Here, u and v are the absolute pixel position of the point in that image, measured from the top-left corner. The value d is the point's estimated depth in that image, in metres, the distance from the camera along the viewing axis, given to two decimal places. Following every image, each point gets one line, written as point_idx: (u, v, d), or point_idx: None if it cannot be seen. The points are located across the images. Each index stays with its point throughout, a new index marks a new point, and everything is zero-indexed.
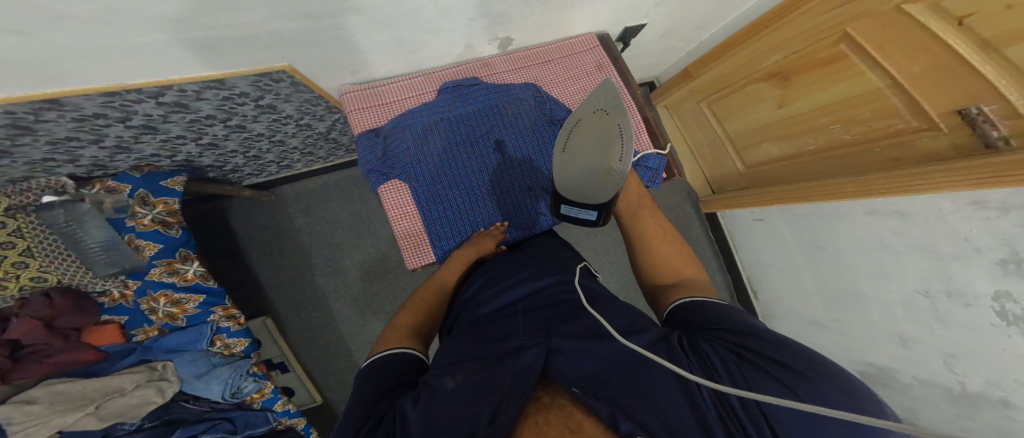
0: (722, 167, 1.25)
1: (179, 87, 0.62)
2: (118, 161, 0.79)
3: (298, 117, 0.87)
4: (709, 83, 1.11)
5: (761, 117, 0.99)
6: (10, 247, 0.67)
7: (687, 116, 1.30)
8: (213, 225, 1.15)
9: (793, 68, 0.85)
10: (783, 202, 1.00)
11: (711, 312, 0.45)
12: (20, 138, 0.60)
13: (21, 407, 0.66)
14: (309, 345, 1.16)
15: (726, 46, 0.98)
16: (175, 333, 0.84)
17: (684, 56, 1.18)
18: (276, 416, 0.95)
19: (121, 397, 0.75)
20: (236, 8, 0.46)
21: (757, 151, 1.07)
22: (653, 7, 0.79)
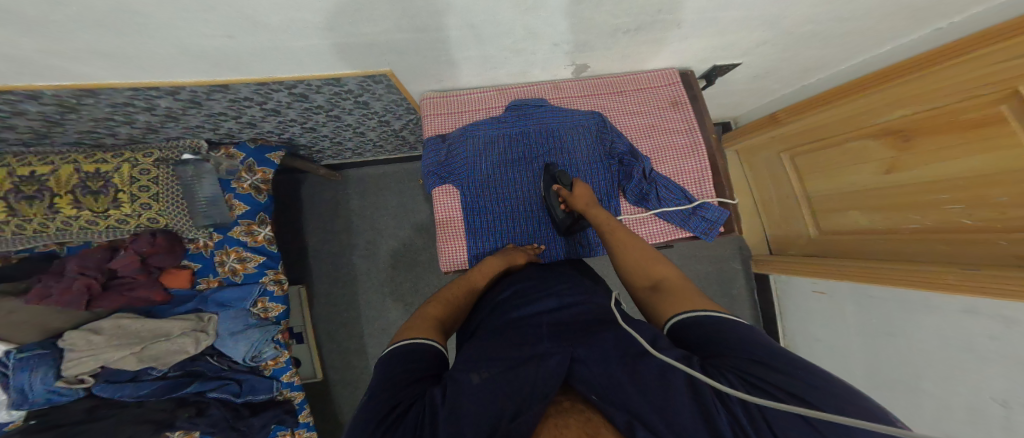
0: (792, 228, 1.13)
1: (308, 82, 0.76)
2: (243, 134, 0.93)
3: (381, 114, 0.94)
4: (797, 133, 1.00)
5: (856, 180, 0.88)
6: (145, 190, 0.82)
7: (759, 165, 1.20)
8: (285, 193, 1.25)
9: (921, 128, 0.73)
10: (864, 280, 0.87)
11: (699, 318, 0.42)
12: (154, 93, 0.71)
13: (88, 336, 0.79)
14: (330, 320, 1.21)
15: (831, 95, 0.88)
16: (231, 287, 0.93)
17: (779, 99, 1.09)
18: (279, 387, 0.97)
19: (164, 342, 0.83)
20: (370, 20, 0.57)
21: (840, 217, 0.96)
22: (753, 48, 0.75)
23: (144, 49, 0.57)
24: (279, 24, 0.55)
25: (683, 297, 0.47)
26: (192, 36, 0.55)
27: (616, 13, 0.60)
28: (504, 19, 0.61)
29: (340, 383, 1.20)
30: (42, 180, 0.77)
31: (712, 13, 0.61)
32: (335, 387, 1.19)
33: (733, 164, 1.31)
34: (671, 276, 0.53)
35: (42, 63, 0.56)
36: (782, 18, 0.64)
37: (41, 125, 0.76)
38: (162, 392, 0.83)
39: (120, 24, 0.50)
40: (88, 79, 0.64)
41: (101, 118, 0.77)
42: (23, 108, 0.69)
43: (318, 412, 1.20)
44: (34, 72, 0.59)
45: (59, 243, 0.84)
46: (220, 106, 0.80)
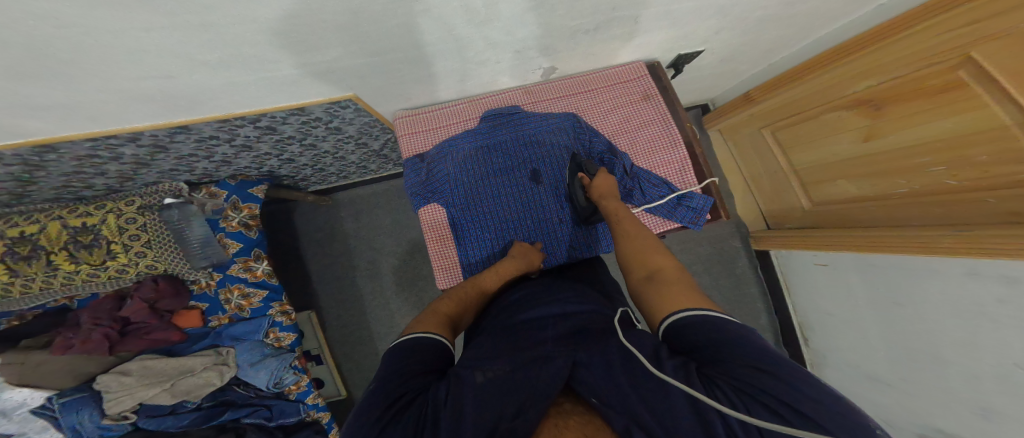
0: (784, 202, 1.17)
1: (270, 114, 0.74)
2: (222, 171, 0.95)
3: (357, 137, 0.93)
4: (772, 109, 1.03)
5: (840, 151, 0.91)
6: (138, 238, 0.86)
7: (744, 143, 1.24)
8: (279, 223, 1.27)
9: (889, 97, 0.75)
10: (858, 248, 0.90)
11: (696, 316, 0.41)
12: (118, 140, 0.70)
13: (120, 378, 0.88)
14: (345, 341, 1.26)
15: (800, 71, 0.91)
16: (240, 322, 0.98)
17: (744, 81, 1.13)
18: (305, 409, 1.04)
19: (189, 377, 0.92)
20: (318, 47, 0.55)
21: (829, 187, 0.99)
22: (714, 35, 0.76)
23: (90, 98, 0.55)
24: (220, 62, 0.53)
25: (678, 288, 0.48)
26: (133, 80, 0.53)
27: (572, 16, 0.61)
28: (461, 35, 0.60)
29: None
30: (34, 240, 0.80)
31: (666, 8, 0.62)
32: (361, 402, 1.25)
33: (717, 142, 1.35)
34: (668, 268, 0.53)
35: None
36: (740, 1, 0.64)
37: (16, 184, 0.75)
38: (200, 421, 0.93)
39: (48, 75, 0.48)
40: (40, 134, 0.62)
41: (73, 173, 0.77)
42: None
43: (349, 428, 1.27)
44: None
45: (69, 296, 0.88)
46: (187, 148, 0.80)
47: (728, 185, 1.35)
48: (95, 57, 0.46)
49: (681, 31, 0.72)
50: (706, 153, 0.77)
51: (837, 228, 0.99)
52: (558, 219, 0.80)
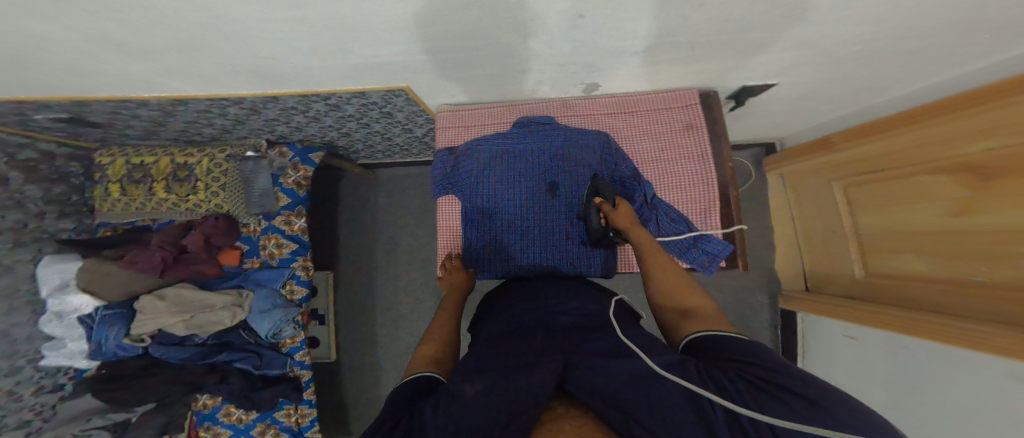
0: (833, 266, 1.02)
1: (336, 95, 0.83)
2: (294, 136, 1.09)
3: (403, 123, 1.01)
4: (853, 160, 0.90)
5: (918, 222, 0.76)
6: (217, 181, 1.06)
7: (807, 194, 1.09)
8: (326, 187, 1.41)
9: (997, 165, 0.60)
10: (904, 330, 0.76)
11: (714, 334, 0.44)
12: (224, 102, 0.85)
13: (155, 301, 1.03)
14: (350, 307, 1.38)
15: (898, 120, 0.76)
16: (268, 269, 1.15)
17: (829, 125, 0.98)
18: (290, 364, 1.18)
19: (208, 313, 1.05)
20: (378, 42, 0.61)
21: (891, 260, 0.84)
22: (791, 69, 0.66)
23: (208, 68, 0.69)
24: (307, 48, 0.63)
25: (707, 319, 0.49)
26: (240, 57, 0.65)
27: (618, 38, 0.58)
28: (509, 44, 0.61)
29: (351, 367, 1.37)
30: (148, 168, 1.06)
31: (731, 36, 0.56)
32: (347, 368, 1.37)
33: (776, 188, 1.22)
34: (701, 303, 0.52)
35: (143, 78, 0.71)
36: (818, 37, 0.55)
37: (148, 124, 0.97)
38: (198, 358, 1.05)
39: (176, 46, 0.60)
40: (176, 91, 0.78)
41: (192, 121, 0.96)
42: (136, 113, 0.89)
43: (325, 389, 1.39)
44: (137, 86, 0.75)
45: (152, 219, 1.13)
46: (272, 113, 0.93)
47: (774, 236, 1.23)
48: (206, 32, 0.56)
49: (739, 62, 0.64)
50: (742, 201, 0.75)
51: (882, 305, 0.85)
52: (566, 235, 0.79)
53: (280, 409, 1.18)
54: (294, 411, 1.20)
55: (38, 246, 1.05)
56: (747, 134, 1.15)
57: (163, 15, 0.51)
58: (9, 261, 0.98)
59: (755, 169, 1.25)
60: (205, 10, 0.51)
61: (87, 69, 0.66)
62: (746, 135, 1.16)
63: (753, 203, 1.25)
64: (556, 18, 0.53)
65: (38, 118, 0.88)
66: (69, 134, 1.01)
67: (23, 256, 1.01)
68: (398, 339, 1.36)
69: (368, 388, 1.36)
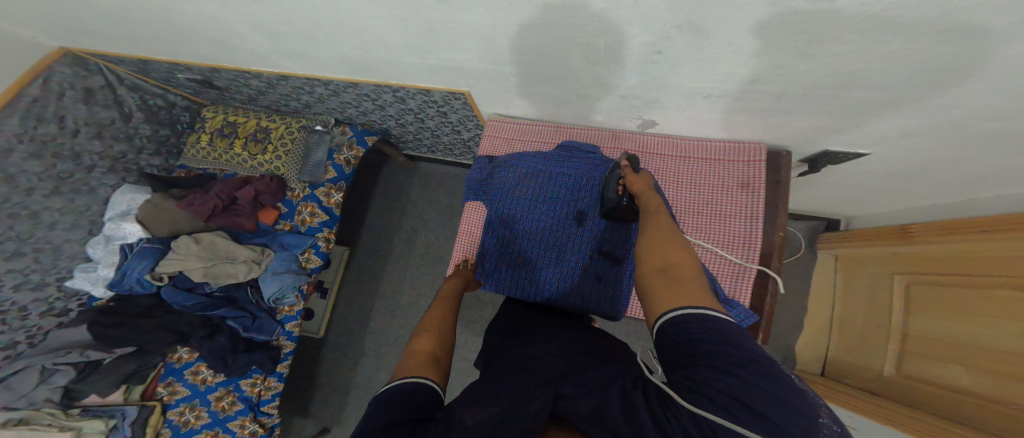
0: (864, 358, 0.88)
1: (405, 90, 0.92)
2: (359, 120, 1.20)
3: (455, 125, 1.08)
4: (931, 257, 0.79)
5: (981, 336, 0.62)
6: (284, 146, 1.18)
7: (858, 285, 0.97)
8: (370, 172, 1.49)
9: None
10: (908, 429, 0.67)
11: (684, 311, 0.36)
12: (316, 81, 0.99)
13: (190, 243, 1.11)
14: (354, 286, 1.41)
15: (992, 223, 0.67)
16: (294, 234, 1.19)
17: (917, 212, 0.88)
18: (279, 332, 1.18)
19: (229, 264, 1.11)
20: (458, 47, 0.68)
21: (932, 367, 0.71)
22: (888, 137, 0.63)
23: (317, 51, 0.83)
24: (399, 46, 0.72)
25: (685, 284, 0.40)
26: (345, 47, 0.78)
27: (692, 78, 0.59)
28: (574, 67, 0.65)
29: (334, 345, 1.37)
30: (236, 127, 1.23)
31: (830, 90, 0.55)
32: (329, 346, 1.37)
33: (825, 271, 1.10)
34: (687, 264, 0.43)
35: (262, 46, 0.86)
36: (928, 105, 0.52)
37: (253, 92, 1.16)
38: (198, 308, 1.10)
39: (301, 26, 0.73)
40: (282, 68, 0.96)
41: (285, 94, 1.13)
42: (249, 82, 1.09)
43: (300, 361, 1.37)
44: (259, 51, 0.89)
45: (221, 169, 1.27)
46: (349, 98, 1.05)
47: (807, 315, 1.10)
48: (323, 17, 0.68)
49: (841, 122, 0.63)
50: (782, 277, 0.67)
51: (904, 407, 0.73)
52: (581, 265, 0.76)
53: (249, 377, 1.15)
54: (260, 381, 1.16)
55: (124, 175, 1.21)
56: (812, 205, 1.08)
57: (306, 4, 0.65)
58: (94, 183, 1.14)
59: (807, 245, 1.16)
60: (332, 4, 0.63)
61: (228, 31, 0.82)
62: (810, 206, 1.09)
63: (796, 280, 1.14)
64: (635, 49, 0.56)
65: (178, 76, 1.13)
66: (192, 91, 1.23)
67: (110, 181, 1.17)
68: (390, 329, 1.35)
69: (342, 374, 1.34)
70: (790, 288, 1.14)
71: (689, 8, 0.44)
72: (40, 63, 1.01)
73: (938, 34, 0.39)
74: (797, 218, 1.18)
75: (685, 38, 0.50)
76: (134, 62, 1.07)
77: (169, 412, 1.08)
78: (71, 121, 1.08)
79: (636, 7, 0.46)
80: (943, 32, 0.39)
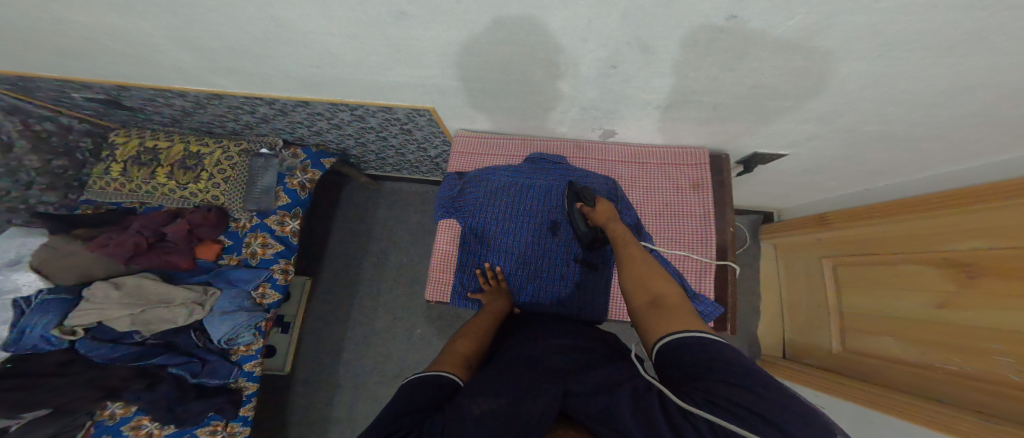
0: (815, 337, 1.00)
1: (363, 107, 0.88)
2: (311, 140, 1.13)
3: (420, 142, 1.05)
4: (845, 240, 0.92)
5: (899, 307, 0.75)
6: (223, 173, 1.08)
7: (797, 270, 1.10)
8: (327, 193, 1.40)
9: (984, 267, 0.60)
10: (869, 405, 0.76)
11: (677, 335, 0.40)
12: (259, 100, 0.91)
13: (109, 290, 0.95)
14: (321, 318, 1.30)
15: (889, 207, 0.81)
16: (243, 268, 1.09)
17: (830, 200, 1.03)
18: (236, 374, 1.06)
19: (163, 309, 0.96)
20: (421, 63, 0.67)
21: (868, 339, 0.83)
22: (802, 141, 0.74)
23: (260, 68, 0.77)
24: (354, 62, 0.70)
25: (674, 312, 0.45)
26: (294, 64, 0.73)
27: (642, 90, 0.64)
28: (536, 81, 0.68)
29: (304, 383, 1.25)
30: (158, 153, 1.09)
31: (755, 101, 0.63)
32: (297, 382, 1.25)
33: (769, 258, 1.24)
34: (671, 295, 0.49)
35: (195, 67, 0.79)
36: (835, 112, 0.62)
37: (178, 113, 1.04)
38: (131, 359, 0.95)
39: (239, 42, 0.68)
40: (217, 87, 0.87)
41: (220, 115, 1.03)
42: (171, 102, 0.97)
43: (264, 406, 1.24)
44: (185, 67, 0.80)
45: (139, 203, 1.12)
46: (300, 117, 0.98)
47: (760, 301, 1.23)
48: (268, 33, 0.64)
49: (759, 129, 0.72)
50: (738, 270, 0.74)
51: (856, 381, 0.83)
52: (562, 274, 0.77)
53: (206, 425, 1.03)
54: (222, 429, 1.05)
55: (11, 217, 1.02)
56: (749, 201, 1.22)
57: (248, 18, 0.60)
58: None
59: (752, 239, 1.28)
60: (278, 19, 0.60)
61: (145, 47, 0.74)
62: (748, 202, 1.23)
63: (747, 269, 1.27)
64: (591, 64, 0.60)
65: (74, 95, 0.98)
66: (94, 113, 1.08)
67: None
68: (366, 358, 1.27)
69: (313, 415, 1.23)
70: (741, 274, 1.27)
71: (635, 25, 0.49)
72: None
73: (837, 49, 0.47)
74: (740, 213, 1.32)
75: (636, 55, 0.55)
76: (13, 79, 0.91)
77: None
78: None
79: (590, 25, 0.50)
80: (841, 49, 0.47)
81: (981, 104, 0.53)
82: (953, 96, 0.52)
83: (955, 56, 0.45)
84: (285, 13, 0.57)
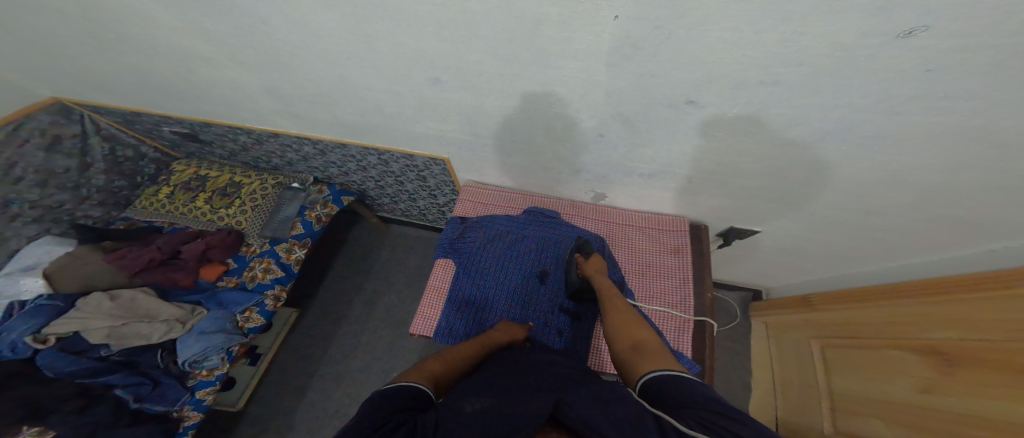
0: (804, 418, 0.86)
1: (388, 153, 1.01)
2: (338, 179, 1.26)
3: (432, 190, 1.16)
4: (834, 320, 0.86)
5: (888, 390, 0.65)
6: (253, 203, 1.19)
7: (786, 349, 1.00)
8: (339, 230, 1.48)
9: (978, 354, 0.53)
10: None
11: (659, 375, 0.41)
12: (305, 141, 1.07)
13: (104, 301, 0.98)
14: (297, 353, 1.25)
15: (878, 291, 0.77)
16: (238, 291, 1.10)
17: (813, 281, 1.00)
18: (185, 401, 0.98)
19: (143, 324, 0.97)
20: (443, 121, 0.80)
21: (857, 424, 0.70)
22: (782, 222, 0.79)
23: (315, 114, 0.92)
24: (390, 113, 0.82)
25: (654, 354, 0.46)
26: (342, 112, 0.88)
27: (629, 158, 0.73)
28: (538, 143, 0.78)
29: (255, 425, 1.13)
30: (205, 180, 1.24)
31: (727, 177, 0.70)
32: (249, 425, 1.13)
33: (759, 336, 1.14)
34: (653, 342, 0.50)
35: (266, 113, 0.97)
36: (801, 193, 0.68)
37: (238, 148, 1.21)
38: (85, 374, 0.89)
39: (304, 93, 0.84)
40: (275, 126, 1.03)
41: (270, 151, 1.19)
42: (237, 138, 1.14)
43: None
44: (261, 111, 0.97)
45: (170, 222, 1.21)
46: (334, 157, 1.12)
47: (751, 379, 1.10)
48: (333, 90, 0.80)
49: (740, 204, 0.78)
50: (717, 331, 0.72)
51: None
52: (543, 325, 0.75)
53: None
54: None
55: (51, 226, 1.12)
56: (739, 276, 1.18)
57: (312, 75, 0.76)
58: (11, 232, 1.05)
59: (742, 315, 1.21)
60: (340, 78, 0.75)
61: (236, 91, 0.90)
62: (737, 276, 1.18)
63: (736, 343, 1.18)
64: (585, 132, 0.69)
65: (163, 129, 1.17)
66: (169, 144, 1.27)
67: (28, 233, 1.07)
68: (329, 404, 1.16)
69: None
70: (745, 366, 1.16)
71: (619, 103, 0.60)
72: (26, 109, 1.09)
73: (799, 132, 0.55)
74: (728, 288, 1.26)
75: (620, 127, 0.65)
76: (123, 113, 1.13)
77: None
78: (21, 167, 1.08)
79: (583, 100, 0.61)
80: (805, 134, 0.55)
81: (937, 195, 0.58)
82: (920, 182, 0.57)
83: (914, 145, 0.51)
84: (343, 75, 0.73)
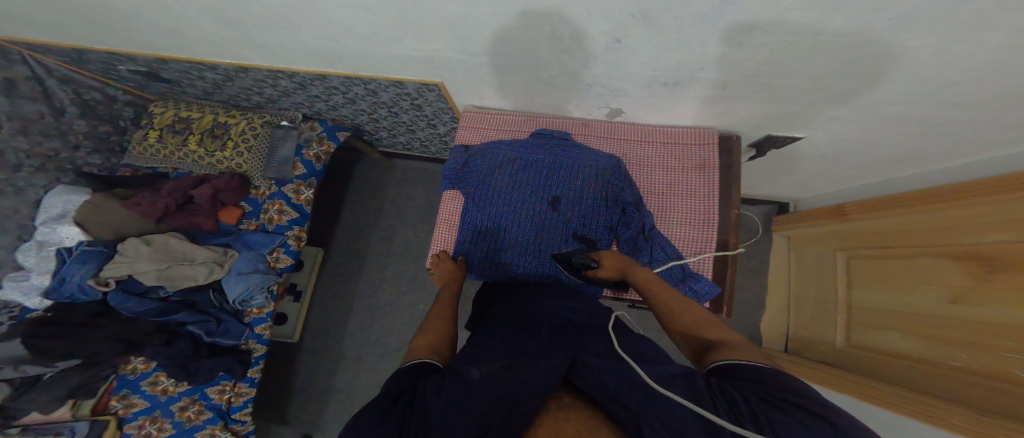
0: (818, 331, 0.99)
1: (374, 81, 0.90)
2: (327, 114, 1.17)
3: (430, 118, 1.07)
4: (865, 234, 0.89)
5: (913, 303, 0.73)
6: (248, 142, 1.12)
7: (807, 259, 1.08)
8: (343, 169, 1.45)
9: (1008, 260, 0.57)
10: (868, 398, 0.76)
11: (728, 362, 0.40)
12: (279, 75, 0.96)
13: (141, 245, 1.02)
14: (330, 286, 1.36)
15: (920, 198, 0.77)
16: (259, 233, 1.14)
17: (856, 190, 1.00)
18: (247, 336, 1.11)
19: (186, 266, 1.03)
20: (429, 38, 0.69)
21: (873, 334, 0.82)
22: (818, 122, 0.72)
23: (281, 41, 0.80)
24: (368, 34, 0.71)
25: (735, 349, 0.43)
26: (313, 37, 0.76)
27: (651, 66, 0.63)
28: (542, 55, 0.67)
29: (311, 344, 1.32)
30: (189, 121, 1.16)
31: (762, 78, 0.61)
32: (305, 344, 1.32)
33: (779, 250, 1.21)
34: (734, 337, 0.46)
35: (225, 45, 0.85)
36: (841, 89, 0.61)
37: (209, 86, 1.10)
38: (155, 313, 1.00)
39: (260, 15, 0.71)
40: (240, 59, 0.91)
41: (245, 87, 1.08)
42: (202, 74, 1.03)
43: (275, 361, 1.33)
44: (216, 40, 0.84)
45: (172, 168, 1.19)
46: (316, 91, 1.02)
47: (766, 295, 1.22)
48: (296, 10, 0.66)
49: (775, 108, 0.70)
50: (741, 252, 0.74)
51: (857, 375, 0.83)
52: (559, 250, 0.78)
53: (216, 384, 1.08)
54: (230, 388, 1.10)
55: (59, 176, 1.11)
56: (768, 190, 1.19)
57: None
58: (21, 185, 1.04)
59: (765, 230, 1.26)
60: None
61: (174, 17, 0.77)
62: (757, 187, 1.17)
63: (755, 261, 1.24)
64: (598, 37, 0.59)
65: (119, 67, 1.06)
66: (135, 84, 1.16)
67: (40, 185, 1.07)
68: (369, 327, 1.32)
69: (320, 374, 1.30)
70: (749, 267, 1.24)
71: None
72: None
73: (856, 19, 0.45)
74: (752, 204, 1.29)
75: (641, 27, 0.54)
76: (68, 51, 1.00)
77: (127, 426, 1.00)
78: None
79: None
80: (865, 19, 0.45)
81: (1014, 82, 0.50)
82: (990, 69, 0.49)
83: (996, 23, 0.42)
84: None
